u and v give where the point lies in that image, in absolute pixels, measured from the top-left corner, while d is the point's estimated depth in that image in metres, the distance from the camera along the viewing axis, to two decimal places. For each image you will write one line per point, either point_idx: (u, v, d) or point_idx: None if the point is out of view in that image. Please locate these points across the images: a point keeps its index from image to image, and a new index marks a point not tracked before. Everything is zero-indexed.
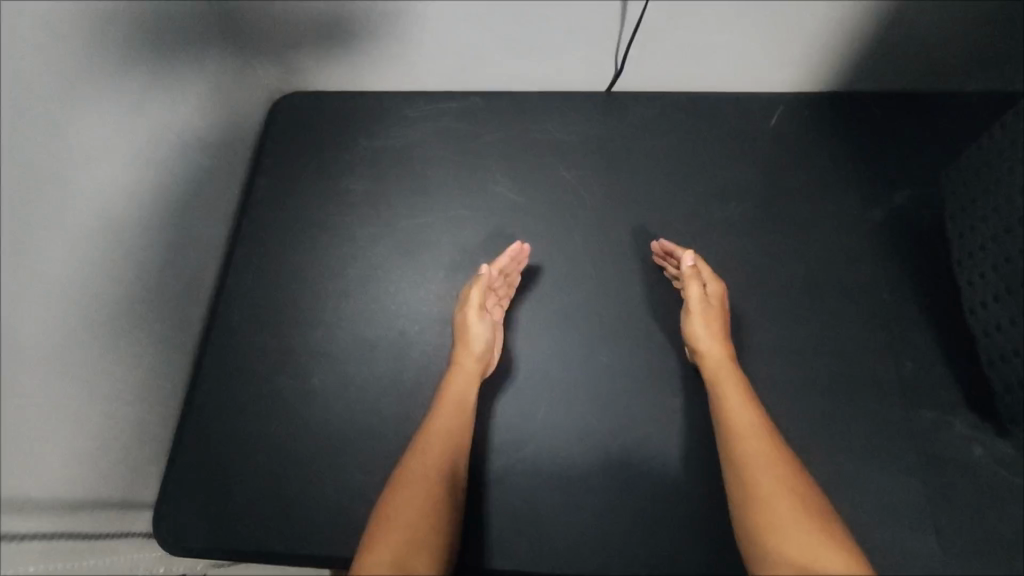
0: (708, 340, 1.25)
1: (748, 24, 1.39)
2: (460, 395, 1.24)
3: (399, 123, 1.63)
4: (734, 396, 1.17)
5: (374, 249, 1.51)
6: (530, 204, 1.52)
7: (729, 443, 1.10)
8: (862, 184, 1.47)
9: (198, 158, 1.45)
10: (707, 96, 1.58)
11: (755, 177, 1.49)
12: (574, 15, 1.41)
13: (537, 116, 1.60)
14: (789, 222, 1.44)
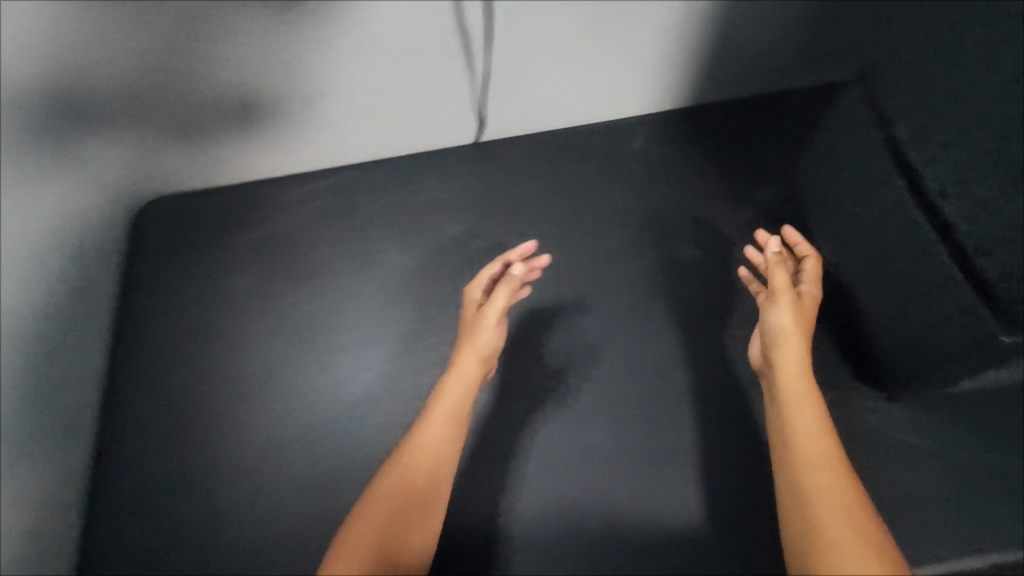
0: (795, 340, 0.70)
1: (608, 41, 0.93)
2: (441, 405, 0.74)
3: (196, 202, 1.01)
4: (807, 424, 0.63)
5: (111, 389, 0.93)
6: (365, 265, 0.97)
7: (794, 468, 0.60)
8: (717, 179, 1.00)
9: (69, 286, 0.85)
10: (578, 132, 1.04)
11: (659, 183, 1.01)
12: (408, 65, 0.91)
13: (346, 177, 1.01)
14: (708, 241, 0.97)
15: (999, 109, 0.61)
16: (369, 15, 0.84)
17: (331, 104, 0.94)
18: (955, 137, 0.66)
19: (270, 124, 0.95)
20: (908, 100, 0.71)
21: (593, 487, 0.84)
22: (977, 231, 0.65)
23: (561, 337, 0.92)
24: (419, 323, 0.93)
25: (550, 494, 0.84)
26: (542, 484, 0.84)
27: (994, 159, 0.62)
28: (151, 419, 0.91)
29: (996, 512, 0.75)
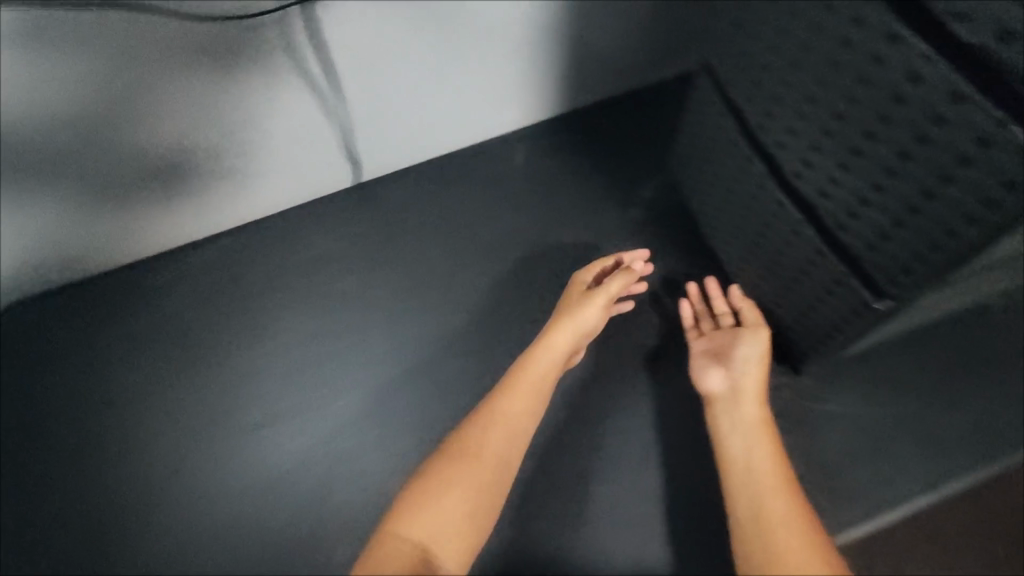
0: (746, 372, 0.70)
1: (477, 58, 0.88)
2: (535, 372, 0.71)
3: (43, 303, 0.87)
4: (753, 444, 0.63)
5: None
6: (255, 340, 0.87)
7: (740, 486, 0.59)
8: (602, 183, 0.97)
9: None
10: (455, 158, 0.99)
11: (546, 195, 0.97)
12: (267, 115, 0.80)
13: (217, 243, 0.91)
14: (607, 244, 0.93)
15: (811, 78, 0.52)
16: (228, 103, 0.77)
17: (196, 185, 0.85)
18: (773, 114, 0.57)
19: (127, 219, 0.85)
20: (736, 72, 0.61)
21: (554, 520, 0.75)
22: (827, 206, 0.56)
23: (476, 376, 0.86)
24: (325, 391, 0.85)
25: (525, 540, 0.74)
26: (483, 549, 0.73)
27: (819, 130, 0.54)
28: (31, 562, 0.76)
29: (927, 460, 0.75)
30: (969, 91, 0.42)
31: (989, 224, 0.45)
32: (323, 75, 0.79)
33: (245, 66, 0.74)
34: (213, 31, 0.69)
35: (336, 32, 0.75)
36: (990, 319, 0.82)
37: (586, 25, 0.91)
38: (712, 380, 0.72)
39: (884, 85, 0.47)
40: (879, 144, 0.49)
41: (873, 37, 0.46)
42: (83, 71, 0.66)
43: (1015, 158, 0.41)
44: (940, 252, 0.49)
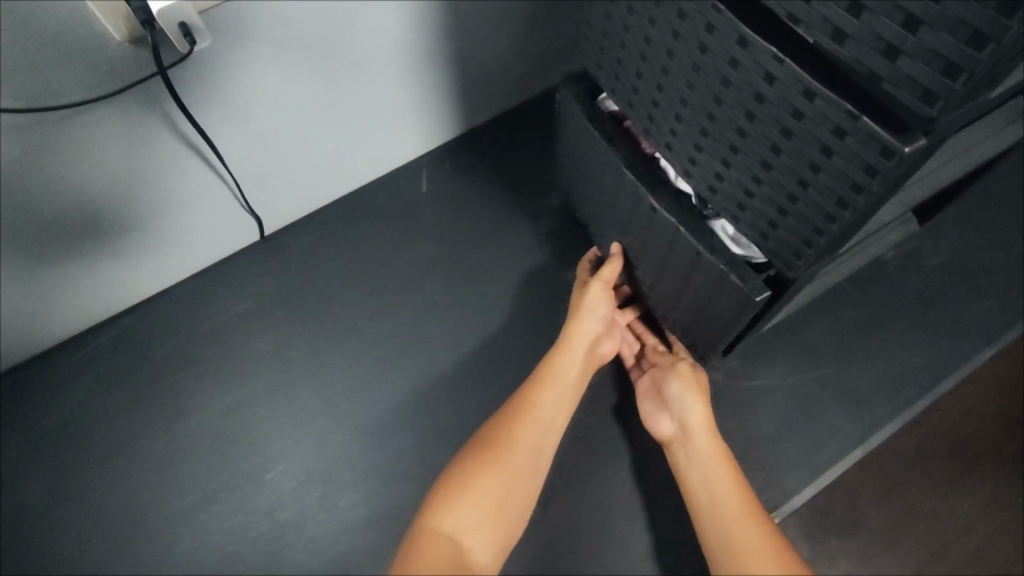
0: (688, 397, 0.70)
1: (361, 100, 0.83)
2: (560, 374, 0.70)
3: None
4: (703, 463, 0.63)
5: None
6: (181, 418, 0.84)
7: (700, 507, 0.59)
8: (511, 200, 0.98)
9: None
10: (360, 198, 0.98)
11: (457, 219, 0.97)
12: (155, 194, 0.76)
13: (128, 326, 0.89)
14: (525, 258, 0.93)
15: (679, 79, 0.50)
16: (82, 188, 0.69)
17: (73, 275, 0.79)
18: (655, 116, 0.57)
19: (8, 320, 0.78)
20: (616, 80, 0.60)
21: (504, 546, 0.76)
22: (717, 201, 0.55)
23: (417, 414, 0.84)
24: (261, 459, 0.82)
25: None
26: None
27: (696, 128, 0.52)
28: None
29: (852, 417, 0.79)
30: (817, 88, 0.38)
31: (849, 223, 0.43)
32: (197, 142, 0.73)
33: (117, 137, 0.67)
34: (38, 123, 0.60)
35: (193, 100, 0.68)
36: (893, 279, 0.87)
37: (473, 48, 0.87)
38: (662, 425, 0.73)
39: (739, 86, 0.44)
40: (747, 142, 0.47)
41: (720, 38, 0.43)
42: (41, 119, 0.60)
43: (860, 161, 0.39)
44: (816, 247, 0.47)
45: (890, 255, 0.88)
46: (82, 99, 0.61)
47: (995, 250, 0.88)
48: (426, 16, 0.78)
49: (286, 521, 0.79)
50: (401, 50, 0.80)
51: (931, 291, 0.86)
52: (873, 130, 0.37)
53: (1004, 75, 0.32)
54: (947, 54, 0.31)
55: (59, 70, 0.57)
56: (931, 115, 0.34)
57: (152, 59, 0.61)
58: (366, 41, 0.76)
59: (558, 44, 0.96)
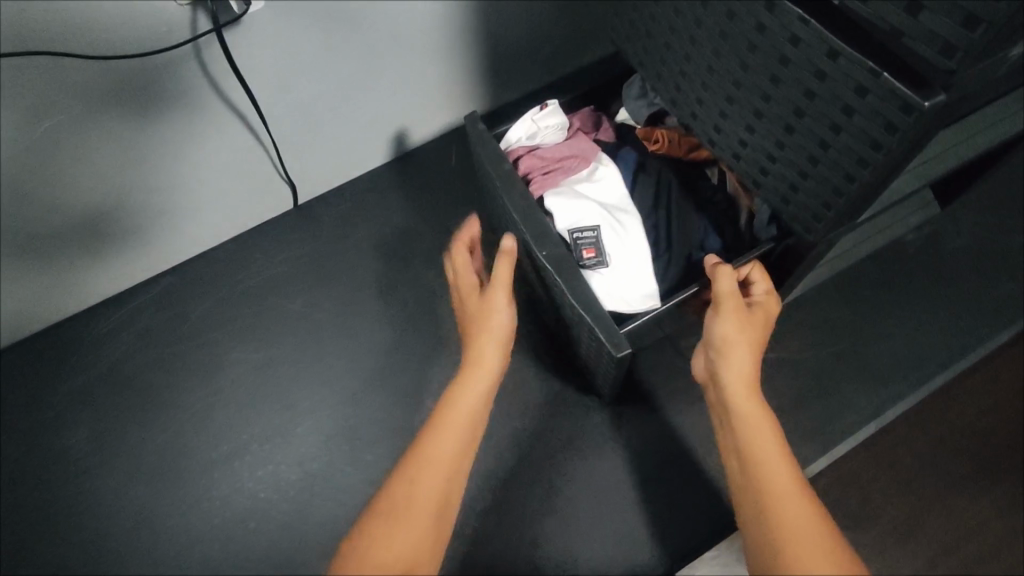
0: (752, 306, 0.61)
1: (397, 74, 0.86)
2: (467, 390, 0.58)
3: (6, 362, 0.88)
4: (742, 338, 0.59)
5: None
6: (215, 374, 0.88)
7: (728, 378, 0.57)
8: None
9: None
10: (391, 171, 1.01)
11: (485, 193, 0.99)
12: (203, 160, 0.80)
13: (167, 285, 0.93)
14: None
15: (707, 47, 0.52)
16: (132, 144, 0.73)
17: (119, 231, 0.82)
18: (682, 87, 0.59)
19: (58, 275, 0.82)
20: (644, 53, 0.62)
21: (523, 502, 0.78)
22: (740, 167, 0.57)
23: (441, 378, 0.87)
24: (291, 414, 0.85)
25: (495, 523, 0.77)
26: (464, 540, 0.76)
27: (722, 96, 0.54)
28: None
29: (866, 393, 0.81)
30: (842, 47, 0.40)
31: (868, 182, 0.45)
32: (245, 110, 0.77)
33: (169, 101, 0.71)
34: (96, 75, 0.64)
35: (241, 64, 0.71)
36: (914, 263, 0.88)
37: (507, 26, 0.89)
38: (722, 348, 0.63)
39: (764, 51, 0.46)
40: (771, 107, 0.49)
41: (748, 3, 0.45)
42: (97, 71, 0.63)
43: (881, 118, 0.40)
44: (835, 209, 0.49)
45: (910, 238, 0.89)
46: (131, 54, 0.63)
47: (1017, 236, 0.89)
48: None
49: (313, 472, 0.82)
50: (437, 25, 0.83)
51: (951, 274, 0.87)
52: (894, 87, 0.38)
53: (1020, 29, 0.34)
54: (966, 5, 0.33)
55: (111, 22, 0.60)
56: (950, 67, 0.36)
57: (209, 21, 0.65)
58: (404, 16, 0.79)
59: (590, 27, 0.98)
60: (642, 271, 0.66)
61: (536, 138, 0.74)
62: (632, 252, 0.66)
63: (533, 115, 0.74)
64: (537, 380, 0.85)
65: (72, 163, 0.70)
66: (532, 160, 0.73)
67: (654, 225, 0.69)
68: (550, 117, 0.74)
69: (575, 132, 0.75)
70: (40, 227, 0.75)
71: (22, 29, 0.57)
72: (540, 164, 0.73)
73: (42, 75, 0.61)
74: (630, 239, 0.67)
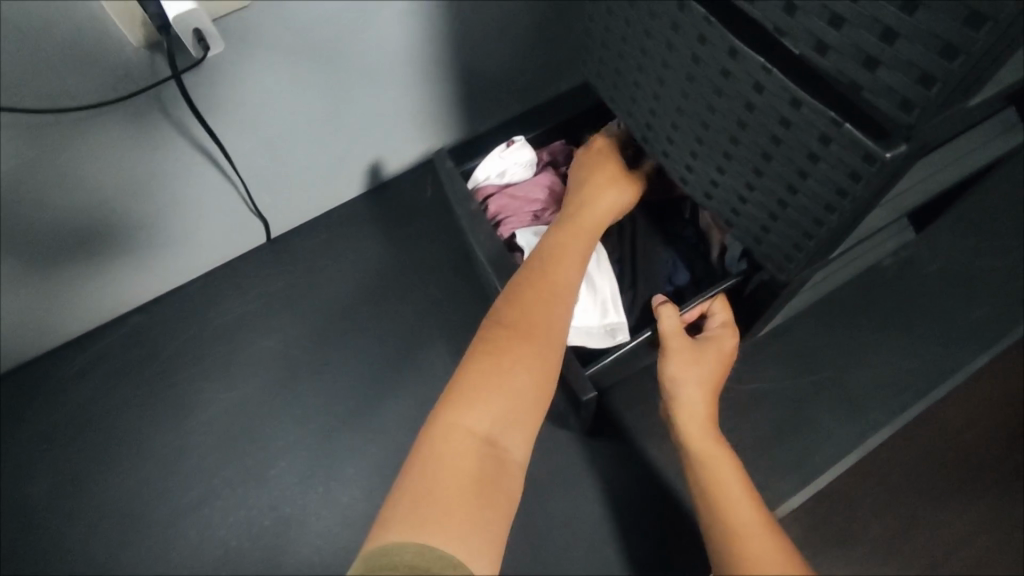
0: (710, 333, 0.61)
1: (368, 107, 0.85)
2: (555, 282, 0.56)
3: None
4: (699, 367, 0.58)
5: None
6: (186, 416, 0.86)
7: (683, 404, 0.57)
8: None
9: None
10: (365, 202, 0.99)
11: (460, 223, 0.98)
12: (171, 199, 0.79)
13: (137, 324, 0.91)
14: None
15: (675, 88, 0.52)
16: (95, 188, 0.71)
17: (86, 272, 0.81)
18: (653, 125, 0.58)
19: (22, 318, 0.80)
20: (614, 90, 0.62)
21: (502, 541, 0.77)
22: (712, 206, 0.56)
23: (418, 414, 0.85)
24: (266, 455, 0.83)
25: None
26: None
27: (691, 136, 0.53)
28: None
29: (846, 421, 0.80)
30: (804, 98, 0.39)
31: (837, 226, 0.44)
32: (213, 148, 0.76)
33: (134, 143, 0.70)
34: (58, 122, 0.63)
35: (206, 104, 0.70)
36: (890, 289, 0.88)
37: (479, 57, 0.89)
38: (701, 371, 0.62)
39: (730, 95, 0.46)
40: (740, 150, 0.48)
41: (711, 49, 0.45)
42: (58, 118, 0.62)
43: (845, 166, 0.40)
44: (806, 251, 0.49)
45: (887, 264, 0.89)
46: (94, 102, 0.63)
47: (991, 260, 0.89)
48: (432, 24, 0.80)
49: (288, 514, 0.80)
50: (407, 58, 0.82)
51: (928, 298, 0.87)
52: (856, 138, 0.38)
53: (975, 85, 0.34)
54: (920, 63, 0.33)
55: (71, 72, 0.59)
56: (909, 121, 0.36)
57: (168, 64, 0.63)
58: (373, 50, 0.78)
59: (564, 57, 0.98)
60: (609, 306, 0.65)
61: (506, 176, 0.76)
62: (601, 285, 0.66)
63: (501, 152, 0.76)
64: None
65: (36, 208, 0.69)
66: (504, 200, 0.75)
67: (620, 260, 0.71)
68: (518, 152, 0.75)
69: (545, 169, 0.77)
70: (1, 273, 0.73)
71: None
72: (510, 201, 0.75)
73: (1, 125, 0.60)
74: (599, 272, 0.66)
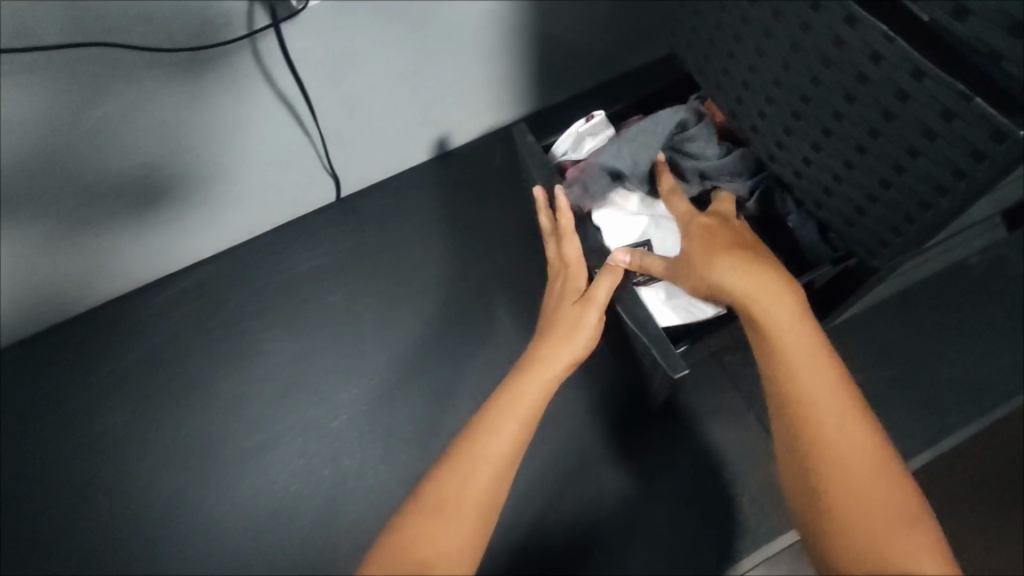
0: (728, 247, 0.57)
1: (446, 69, 0.85)
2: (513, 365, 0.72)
3: (55, 337, 0.90)
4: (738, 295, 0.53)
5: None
6: (254, 363, 0.88)
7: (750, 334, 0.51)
8: None
9: None
10: (435, 167, 1.00)
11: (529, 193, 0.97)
12: (254, 150, 0.81)
13: (211, 271, 0.93)
14: None
15: (775, 60, 0.50)
16: (185, 136, 0.74)
17: (168, 216, 0.83)
18: (744, 98, 0.57)
19: (108, 257, 0.84)
20: (704, 61, 0.60)
21: (555, 509, 0.77)
22: (801, 186, 0.55)
23: (477, 380, 0.86)
24: (327, 408, 0.85)
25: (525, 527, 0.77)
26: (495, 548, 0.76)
27: (787, 111, 0.52)
28: None
29: (916, 421, 0.78)
30: (930, 69, 0.38)
31: (946, 211, 0.42)
32: (298, 102, 0.77)
33: (227, 91, 0.72)
34: (159, 64, 0.65)
35: (297, 56, 0.72)
36: (975, 289, 0.84)
37: (560, 25, 0.87)
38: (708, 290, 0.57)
39: (841, 67, 0.44)
40: (843, 126, 0.47)
41: (827, 16, 0.43)
42: (159, 61, 0.65)
43: (967, 145, 0.38)
44: (904, 237, 0.47)
45: (973, 263, 0.85)
46: (194, 47, 0.65)
47: None
48: None
49: (348, 465, 0.82)
50: (490, 23, 0.82)
51: (1015, 302, 0.83)
52: (986, 113, 0.36)
53: None
54: None
55: (177, 14, 0.61)
56: None
57: (267, 16, 0.66)
58: (458, 11, 0.78)
59: (646, 29, 0.95)
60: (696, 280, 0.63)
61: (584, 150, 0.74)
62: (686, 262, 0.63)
63: (580, 126, 0.74)
64: (575, 386, 0.83)
65: (128, 148, 0.72)
66: None
67: None
68: (598, 126, 0.73)
69: None
70: (92, 209, 0.76)
71: (85, 22, 0.58)
72: None
73: (107, 62, 0.62)
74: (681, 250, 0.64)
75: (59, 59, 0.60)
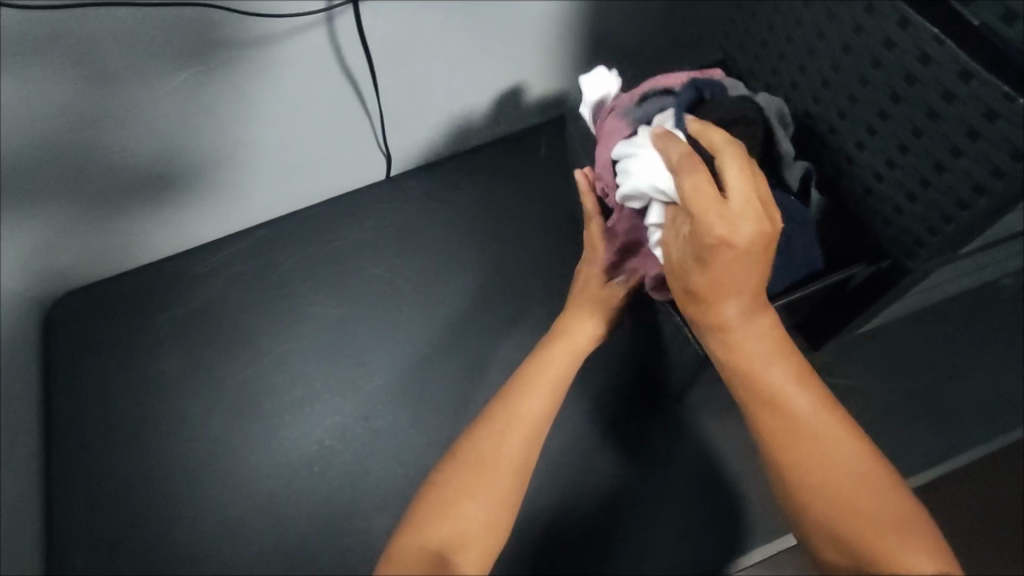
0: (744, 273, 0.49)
1: (505, 59, 0.89)
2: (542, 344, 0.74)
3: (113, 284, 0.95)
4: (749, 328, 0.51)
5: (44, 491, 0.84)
6: (297, 323, 0.92)
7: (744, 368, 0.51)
8: None
9: None
10: (483, 153, 1.03)
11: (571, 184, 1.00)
12: (317, 123, 0.85)
13: (262, 233, 0.98)
14: None
15: (825, 60, 0.52)
16: (255, 103, 0.79)
17: (231, 179, 0.88)
18: (791, 98, 0.59)
19: (172, 213, 0.89)
20: (755, 62, 0.62)
21: (574, 486, 0.80)
22: (842, 184, 0.57)
23: (507, 358, 0.89)
24: (363, 372, 0.89)
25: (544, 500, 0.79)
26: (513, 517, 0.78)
27: (834, 110, 0.54)
28: (93, 513, 0.83)
29: (938, 433, 0.78)
30: (977, 69, 0.40)
31: (983, 211, 0.44)
32: (363, 78, 0.81)
33: (298, 62, 0.76)
34: (243, 29, 0.70)
35: (367, 35, 0.76)
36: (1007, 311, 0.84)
37: (615, 23, 0.90)
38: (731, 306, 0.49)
39: (890, 67, 0.46)
40: (887, 125, 0.49)
41: (879, 18, 0.45)
42: (243, 26, 0.70)
43: (1008, 143, 0.40)
44: (940, 236, 0.49)
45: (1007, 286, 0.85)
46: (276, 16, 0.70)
47: None
48: None
49: (378, 426, 0.86)
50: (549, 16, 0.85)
51: None
52: None
53: None
54: None
55: None
56: None
57: None
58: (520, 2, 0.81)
59: (699, 34, 0.98)
60: None
61: None
62: None
63: None
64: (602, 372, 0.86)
65: (202, 110, 0.77)
66: None
67: None
68: None
69: None
70: (163, 165, 0.81)
71: None
72: None
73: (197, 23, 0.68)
74: None
75: (156, 16, 0.66)
